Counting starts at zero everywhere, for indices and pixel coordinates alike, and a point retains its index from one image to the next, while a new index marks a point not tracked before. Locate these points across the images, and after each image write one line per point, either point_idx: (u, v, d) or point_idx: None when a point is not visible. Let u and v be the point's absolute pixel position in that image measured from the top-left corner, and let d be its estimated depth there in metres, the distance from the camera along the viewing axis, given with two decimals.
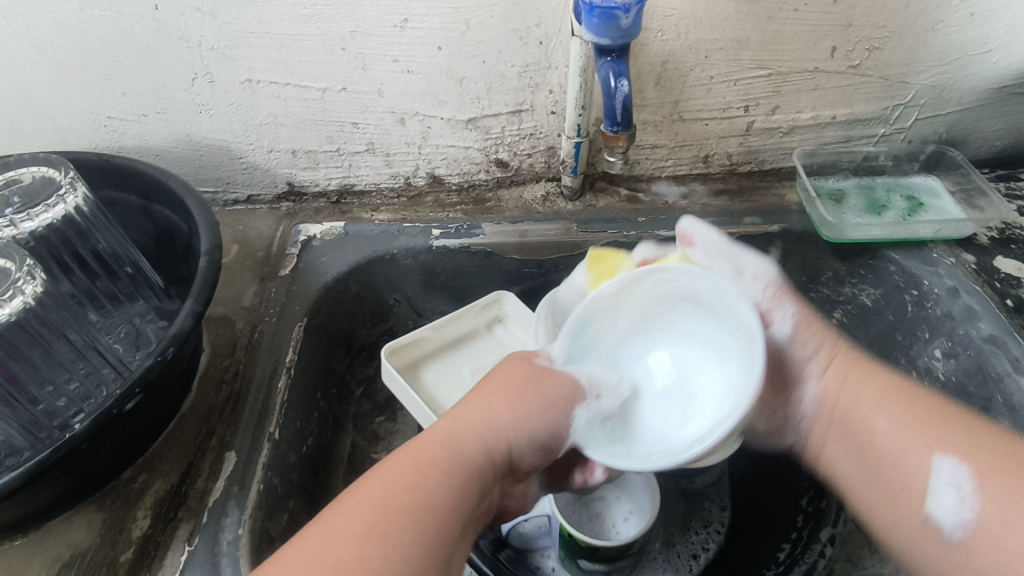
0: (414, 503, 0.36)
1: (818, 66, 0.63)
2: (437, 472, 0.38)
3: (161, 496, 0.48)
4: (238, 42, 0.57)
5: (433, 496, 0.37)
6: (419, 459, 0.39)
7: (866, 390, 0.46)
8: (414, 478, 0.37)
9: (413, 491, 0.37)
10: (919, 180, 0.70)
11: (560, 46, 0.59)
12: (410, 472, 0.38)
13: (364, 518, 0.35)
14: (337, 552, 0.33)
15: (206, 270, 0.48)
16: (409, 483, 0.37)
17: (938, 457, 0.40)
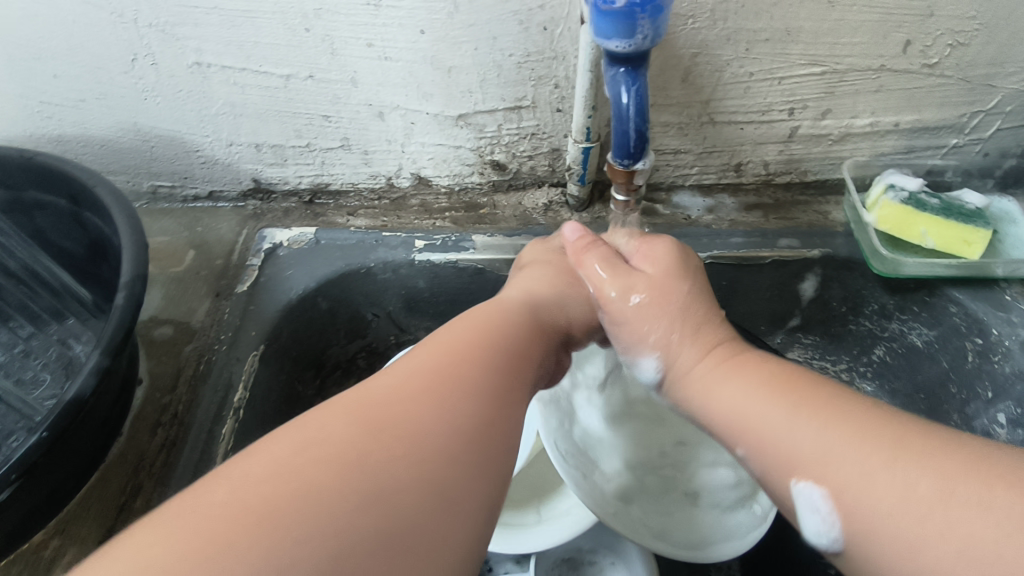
0: (397, 436, 0.30)
1: (884, 63, 0.51)
2: (470, 361, 0.35)
3: (74, 568, 0.42)
4: (181, 19, 0.48)
5: (439, 428, 0.31)
6: (440, 370, 0.34)
7: (726, 378, 0.39)
8: (401, 405, 0.31)
9: (415, 442, 0.30)
10: (970, 197, 0.57)
11: (568, 32, 0.48)
12: (413, 388, 0.32)
13: (338, 444, 0.29)
14: (341, 441, 0.29)
15: (122, 309, 0.39)
16: (390, 417, 0.31)
17: (790, 432, 0.34)
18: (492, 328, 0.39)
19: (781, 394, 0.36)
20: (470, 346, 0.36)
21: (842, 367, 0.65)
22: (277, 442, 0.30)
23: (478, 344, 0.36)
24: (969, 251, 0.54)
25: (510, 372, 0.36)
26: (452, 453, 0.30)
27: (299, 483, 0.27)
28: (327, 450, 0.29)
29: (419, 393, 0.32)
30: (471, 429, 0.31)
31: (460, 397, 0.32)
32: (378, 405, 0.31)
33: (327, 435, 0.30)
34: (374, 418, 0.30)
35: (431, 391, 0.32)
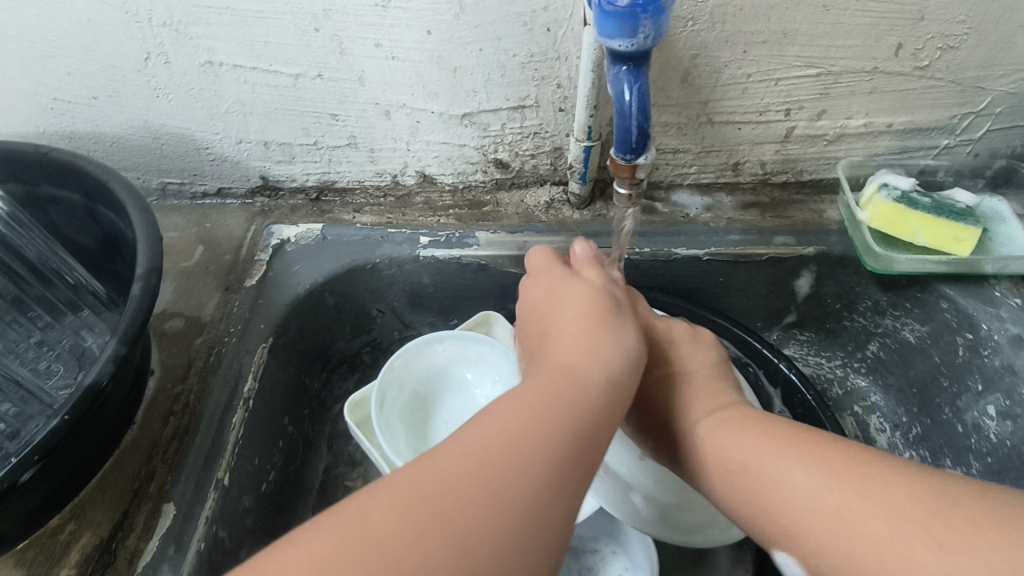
0: (494, 497, 0.29)
1: (878, 66, 0.53)
2: (536, 423, 0.32)
3: (89, 552, 0.43)
4: (194, 18, 0.49)
5: (528, 478, 0.30)
6: (526, 409, 0.33)
7: (705, 402, 0.43)
8: (495, 455, 0.30)
9: (502, 494, 0.29)
10: (962, 196, 0.58)
11: (571, 34, 0.49)
12: (497, 438, 0.31)
13: (433, 504, 0.29)
14: (429, 498, 0.29)
15: (139, 298, 0.40)
16: (489, 465, 0.30)
17: (745, 449, 0.38)
18: (559, 388, 0.34)
19: (748, 414, 0.40)
20: (535, 411, 0.32)
21: (837, 364, 0.67)
22: (372, 505, 0.29)
23: (538, 413, 0.32)
24: (960, 250, 0.55)
25: (593, 411, 0.34)
26: (528, 530, 0.29)
27: (380, 553, 0.27)
28: (407, 524, 0.28)
29: (507, 453, 0.30)
30: (550, 497, 0.30)
31: (550, 458, 0.31)
32: (453, 469, 0.30)
33: (402, 505, 0.28)
34: (457, 484, 0.29)
35: (489, 469, 0.30)
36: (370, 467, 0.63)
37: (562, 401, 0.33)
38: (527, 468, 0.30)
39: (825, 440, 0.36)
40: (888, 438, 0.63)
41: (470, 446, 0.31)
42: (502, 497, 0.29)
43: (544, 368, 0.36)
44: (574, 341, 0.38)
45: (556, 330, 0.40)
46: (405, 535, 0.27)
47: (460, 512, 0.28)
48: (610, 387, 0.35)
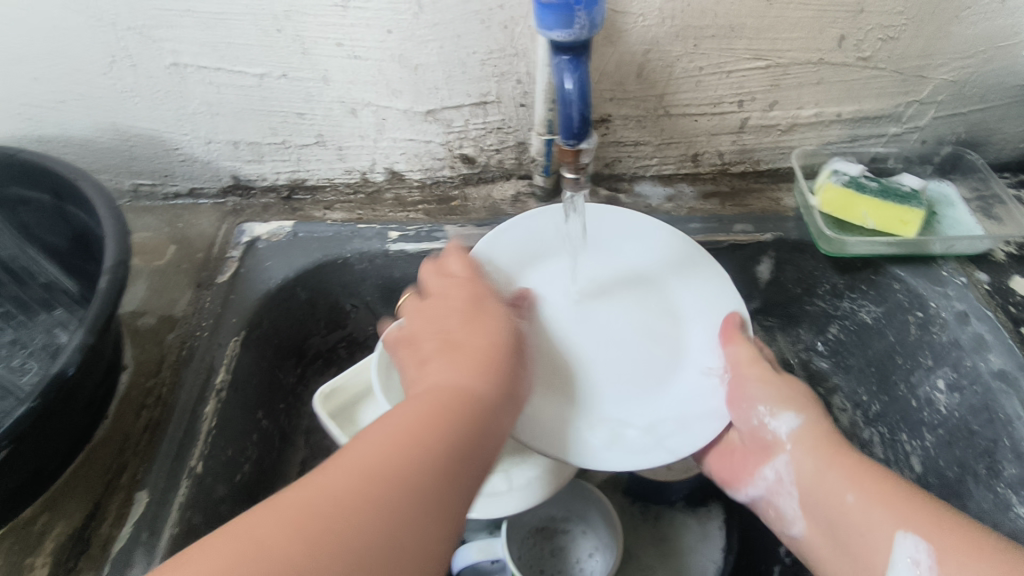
0: (372, 494, 0.32)
1: (823, 57, 0.55)
2: (424, 437, 0.35)
3: (63, 541, 0.44)
4: (158, 21, 0.50)
5: (402, 475, 0.33)
6: (408, 411, 0.36)
7: (824, 453, 0.46)
8: (372, 460, 0.33)
9: (374, 497, 0.32)
10: (908, 179, 0.61)
11: (527, 30, 0.51)
12: (379, 439, 0.34)
13: (305, 513, 0.31)
14: (303, 506, 0.31)
15: (107, 291, 0.42)
16: (370, 466, 0.33)
17: (829, 473, 0.45)
18: (446, 411, 0.37)
19: (842, 454, 0.46)
20: (428, 428, 0.35)
21: (801, 347, 0.69)
22: (256, 514, 0.31)
23: (423, 429, 0.35)
24: (904, 231, 0.58)
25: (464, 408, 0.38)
26: (406, 541, 0.32)
27: (275, 541, 0.30)
28: (304, 528, 0.30)
29: (385, 451, 0.34)
30: (424, 507, 0.33)
31: (422, 459, 0.34)
32: (346, 480, 0.32)
33: (305, 518, 0.31)
34: (321, 508, 0.31)
35: (376, 486, 0.32)
36: None
37: (446, 418, 0.36)
38: (401, 467, 0.33)
39: (911, 496, 0.42)
40: (850, 417, 0.66)
41: (356, 451, 0.34)
42: (370, 501, 0.32)
43: (434, 388, 0.38)
44: (468, 360, 0.40)
45: (462, 347, 0.41)
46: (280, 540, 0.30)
47: (330, 519, 0.31)
48: (479, 397, 0.39)
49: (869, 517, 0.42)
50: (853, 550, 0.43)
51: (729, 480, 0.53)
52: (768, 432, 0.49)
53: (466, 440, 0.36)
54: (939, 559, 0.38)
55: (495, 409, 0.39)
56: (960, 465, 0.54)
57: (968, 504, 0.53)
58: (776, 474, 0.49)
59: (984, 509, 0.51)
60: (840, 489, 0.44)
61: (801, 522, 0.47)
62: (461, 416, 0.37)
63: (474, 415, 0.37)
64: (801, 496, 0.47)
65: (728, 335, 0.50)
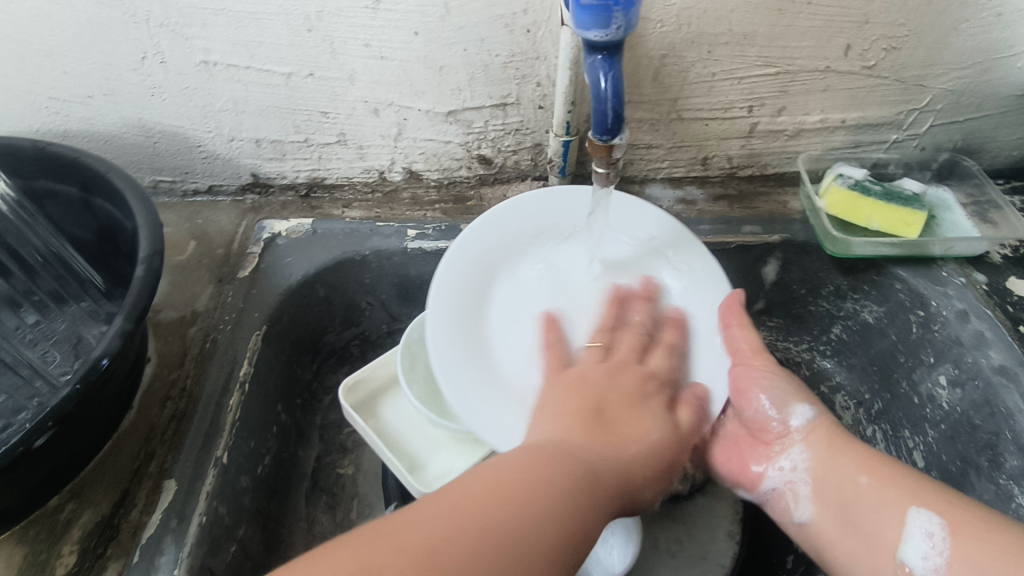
0: (473, 543, 0.34)
1: (830, 65, 0.58)
2: (520, 499, 0.36)
3: (91, 528, 0.45)
4: (190, 19, 0.51)
5: (497, 536, 0.34)
6: (530, 475, 0.38)
7: (839, 448, 0.48)
8: (486, 515, 0.35)
9: (469, 551, 0.33)
10: (910, 184, 0.64)
11: (549, 34, 0.53)
12: (498, 486, 0.37)
13: (399, 558, 0.33)
14: (419, 542, 0.33)
15: (143, 279, 0.42)
16: (468, 525, 0.35)
17: (843, 462, 0.48)
18: (553, 475, 0.39)
19: (859, 448, 0.48)
20: (521, 490, 0.37)
21: (804, 347, 0.71)
22: (367, 541, 0.34)
23: (526, 492, 0.37)
24: (908, 232, 0.61)
25: (577, 511, 0.38)
26: None
27: (386, 565, 0.32)
28: (414, 563, 0.32)
29: (488, 504, 0.36)
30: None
31: (530, 514, 0.36)
32: (452, 523, 0.35)
33: (409, 554, 0.33)
34: (421, 551, 0.33)
35: (479, 531, 0.34)
36: (361, 455, 0.65)
37: (573, 500, 0.38)
38: (512, 543, 0.34)
39: (915, 478, 0.44)
40: (852, 415, 0.68)
41: (468, 508, 0.36)
42: (459, 557, 0.33)
43: (538, 448, 0.41)
44: (588, 433, 0.43)
45: (596, 425, 0.44)
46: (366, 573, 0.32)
47: (413, 570, 0.32)
48: (598, 480, 0.40)
49: (880, 491, 0.45)
50: (868, 529, 0.44)
51: (735, 472, 0.54)
52: (777, 417, 0.51)
53: (580, 514, 0.38)
54: (952, 533, 0.40)
55: (610, 498, 0.40)
56: (962, 458, 0.56)
57: (971, 496, 0.55)
58: (792, 464, 0.50)
59: (986, 501, 0.53)
60: (855, 472, 0.47)
61: (808, 504, 0.49)
62: (586, 494, 0.39)
63: (587, 499, 0.39)
64: (814, 484, 0.49)
65: (734, 316, 0.51)
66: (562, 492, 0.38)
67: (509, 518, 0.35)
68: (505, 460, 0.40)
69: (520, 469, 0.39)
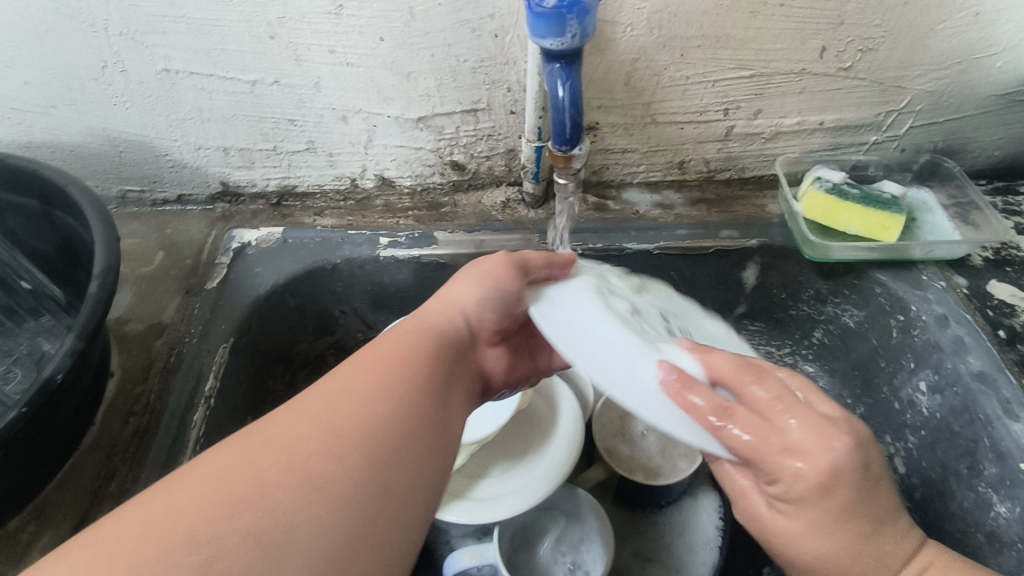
0: (341, 433, 0.29)
1: (805, 67, 0.57)
2: (379, 387, 0.32)
3: (49, 550, 0.44)
4: (149, 27, 0.50)
5: (375, 415, 0.31)
6: (380, 362, 0.34)
7: None
8: (338, 412, 0.30)
9: (331, 444, 0.29)
10: (890, 186, 0.63)
11: (518, 39, 0.52)
12: (356, 380, 0.33)
13: (246, 461, 0.28)
14: (258, 456, 0.28)
15: (96, 296, 0.41)
16: (325, 416, 0.30)
17: None
18: (417, 350, 0.36)
19: None
20: (391, 368, 0.34)
21: (786, 351, 0.69)
22: (254, 437, 0.29)
23: (397, 366, 0.34)
24: (889, 235, 0.60)
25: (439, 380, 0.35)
26: (384, 483, 0.29)
27: (266, 461, 0.28)
28: (281, 455, 0.28)
29: (337, 421, 0.30)
30: (414, 404, 0.32)
31: (384, 402, 0.31)
32: (301, 435, 0.29)
33: (289, 431, 0.29)
34: (273, 461, 0.28)
35: (378, 394, 0.32)
36: None
37: (425, 348, 0.37)
38: (372, 432, 0.30)
39: None
40: None
41: (302, 424, 0.30)
42: (339, 457, 0.29)
43: (397, 334, 0.38)
44: (433, 347, 0.37)
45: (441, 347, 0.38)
46: (216, 495, 0.27)
47: (272, 478, 0.27)
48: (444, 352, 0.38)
49: (762, 439, 0.32)
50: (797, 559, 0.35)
51: None
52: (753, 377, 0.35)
53: (435, 393, 0.34)
54: None
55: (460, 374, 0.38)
56: (943, 466, 0.55)
57: (951, 504, 0.54)
58: None
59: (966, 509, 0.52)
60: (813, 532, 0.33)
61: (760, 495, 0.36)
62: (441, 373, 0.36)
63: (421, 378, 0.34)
64: None
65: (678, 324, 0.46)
66: (422, 363, 0.35)
67: (363, 427, 0.30)
68: (343, 371, 0.33)
69: (362, 385, 0.32)
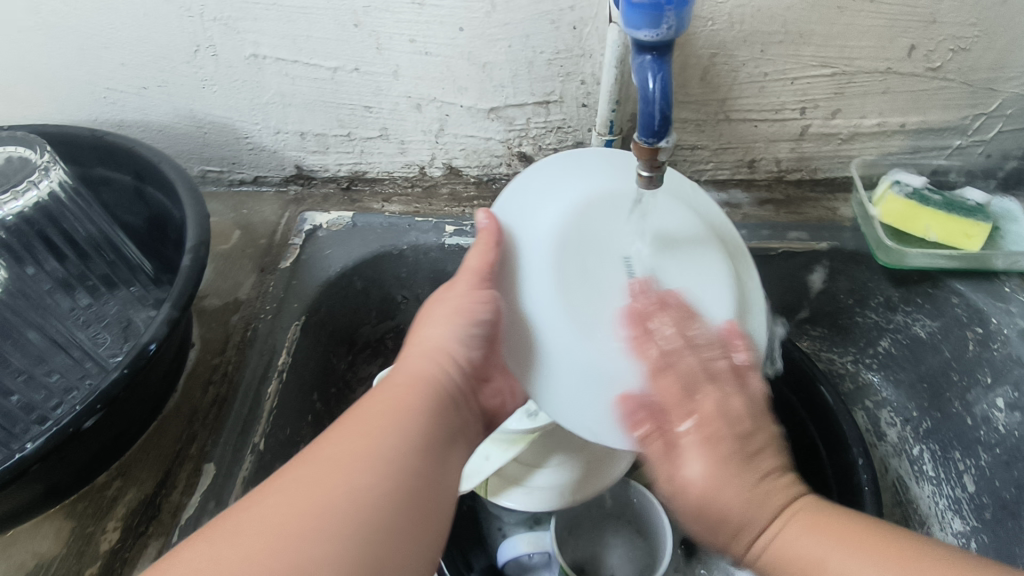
0: (336, 490, 0.34)
1: (891, 66, 0.55)
2: (373, 438, 0.37)
3: (134, 506, 0.47)
4: (242, 13, 0.52)
5: (376, 460, 0.36)
6: (370, 412, 0.39)
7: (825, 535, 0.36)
8: (339, 468, 0.35)
9: (341, 500, 0.34)
10: (973, 194, 0.60)
11: (596, 32, 0.52)
12: (352, 432, 0.37)
13: (272, 521, 0.33)
14: (277, 520, 0.33)
15: (189, 268, 0.43)
16: (326, 471, 0.35)
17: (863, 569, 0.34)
18: (408, 395, 0.40)
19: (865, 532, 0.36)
20: (375, 421, 0.38)
21: (849, 358, 0.67)
22: (259, 500, 0.34)
23: (384, 415, 0.38)
24: (972, 243, 0.57)
25: (425, 423, 0.39)
26: (389, 517, 0.34)
27: (287, 524, 0.33)
28: (295, 520, 0.33)
29: (339, 472, 0.35)
30: (407, 445, 0.37)
31: (371, 462, 0.35)
32: (312, 493, 0.34)
33: (294, 492, 0.34)
34: (286, 521, 0.33)
35: (371, 447, 0.36)
36: None
37: (425, 403, 0.40)
38: (370, 480, 0.35)
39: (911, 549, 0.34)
40: (898, 432, 0.64)
41: (305, 474, 0.35)
42: (346, 514, 0.33)
43: (393, 381, 0.42)
44: (422, 389, 0.41)
45: (425, 388, 0.41)
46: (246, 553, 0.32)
47: (286, 538, 0.32)
48: (429, 392, 0.41)
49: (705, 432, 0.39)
50: (714, 510, 0.39)
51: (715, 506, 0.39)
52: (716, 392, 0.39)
53: (433, 411, 0.40)
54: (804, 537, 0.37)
55: (445, 393, 0.42)
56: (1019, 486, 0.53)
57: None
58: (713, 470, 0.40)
59: None
60: (723, 480, 0.39)
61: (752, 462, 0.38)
62: (439, 390, 0.42)
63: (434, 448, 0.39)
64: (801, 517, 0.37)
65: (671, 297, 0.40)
66: (409, 409, 0.39)
67: (358, 484, 0.34)
68: (337, 430, 0.38)
69: (354, 441, 0.36)
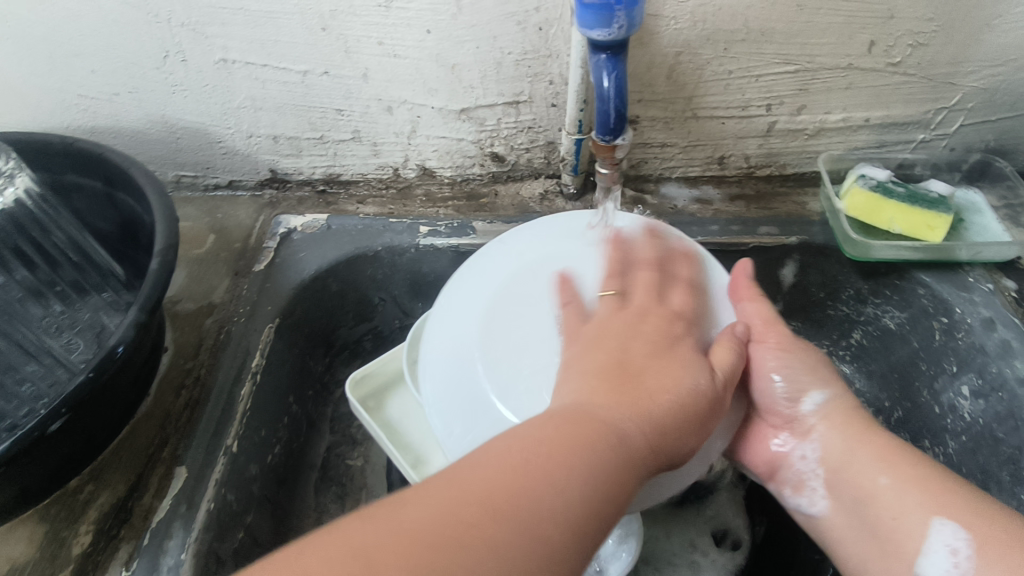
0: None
1: (852, 62, 0.56)
2: (508, 508, 0.30)
3: (107, 510, 0.47)
4: (210, 18, 0.53)
5: (507, 546, 0.29)
6: (504, 471, 0.32)
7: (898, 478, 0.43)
8: (437, 551, 0.29)
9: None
10: (936, 186, 0.62)
11: (562, 32, 0.53)
12: (480, 502, 0.30)
13: None
14: None
15: (157, 272, 0.44)
16: (426, 549, 0.28)
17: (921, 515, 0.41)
18: (599, 450, 0.33)
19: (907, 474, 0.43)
20: (522, 488, 0.31)
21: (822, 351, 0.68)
22: (348, 574, 0.28)
23: (535, 477, 0.31)
24: (933, 234, 0.59)
25: (602, 483, 0.32)
26: None
27: None
28: None
29: (436, 549, 0.29)
30: (572, 526, 0.31)
31: (510, 548, 0.29)
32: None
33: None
34: None
35: (503, 518, 0.30)
36: (371, 448, 0.66)
37: (610, 461, 0.33)
38: (482, 569, 0.28)
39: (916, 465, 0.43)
40: None
41: (393, 552, 0.28)
42: None
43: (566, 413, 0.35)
44: (597, 435, 0.34)
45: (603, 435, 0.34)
46: None
47: None
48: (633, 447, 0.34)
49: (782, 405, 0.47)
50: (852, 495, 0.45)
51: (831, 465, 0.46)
52: (791, 403, 0.47)
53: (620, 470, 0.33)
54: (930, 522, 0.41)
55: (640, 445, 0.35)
56: (984, 471, 0.54)
57: None
58: (810, 452, 0.47)
59: None
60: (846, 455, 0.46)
61: (822, 494, 0.47)
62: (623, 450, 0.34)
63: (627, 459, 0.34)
64: (825, 477, 0.47)
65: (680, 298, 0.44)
66: (580, 468, 0.32)
67: (460, 571, 0.28)
68: (468, 491, 0.31)
69: (467, 512, 0.30)
